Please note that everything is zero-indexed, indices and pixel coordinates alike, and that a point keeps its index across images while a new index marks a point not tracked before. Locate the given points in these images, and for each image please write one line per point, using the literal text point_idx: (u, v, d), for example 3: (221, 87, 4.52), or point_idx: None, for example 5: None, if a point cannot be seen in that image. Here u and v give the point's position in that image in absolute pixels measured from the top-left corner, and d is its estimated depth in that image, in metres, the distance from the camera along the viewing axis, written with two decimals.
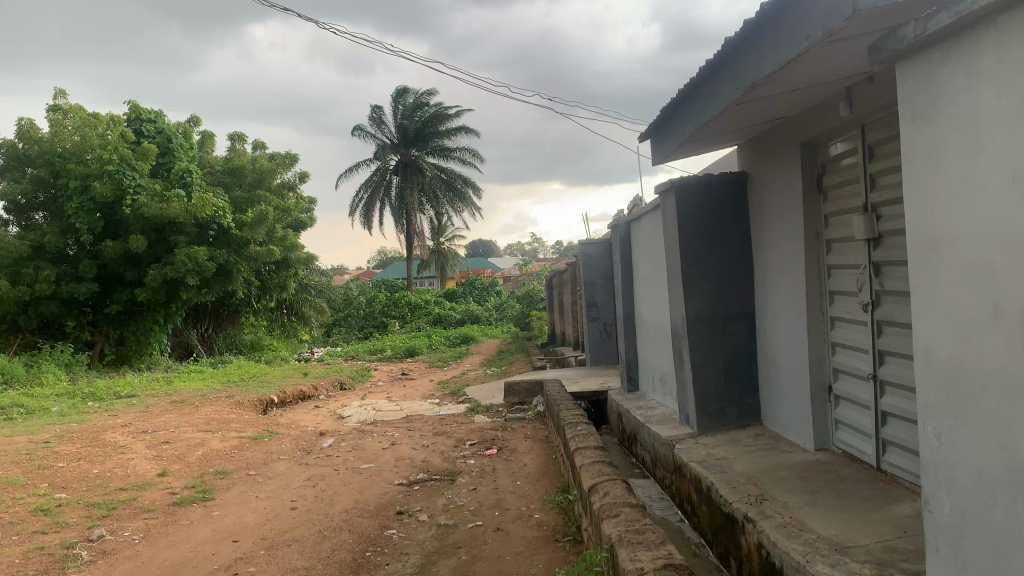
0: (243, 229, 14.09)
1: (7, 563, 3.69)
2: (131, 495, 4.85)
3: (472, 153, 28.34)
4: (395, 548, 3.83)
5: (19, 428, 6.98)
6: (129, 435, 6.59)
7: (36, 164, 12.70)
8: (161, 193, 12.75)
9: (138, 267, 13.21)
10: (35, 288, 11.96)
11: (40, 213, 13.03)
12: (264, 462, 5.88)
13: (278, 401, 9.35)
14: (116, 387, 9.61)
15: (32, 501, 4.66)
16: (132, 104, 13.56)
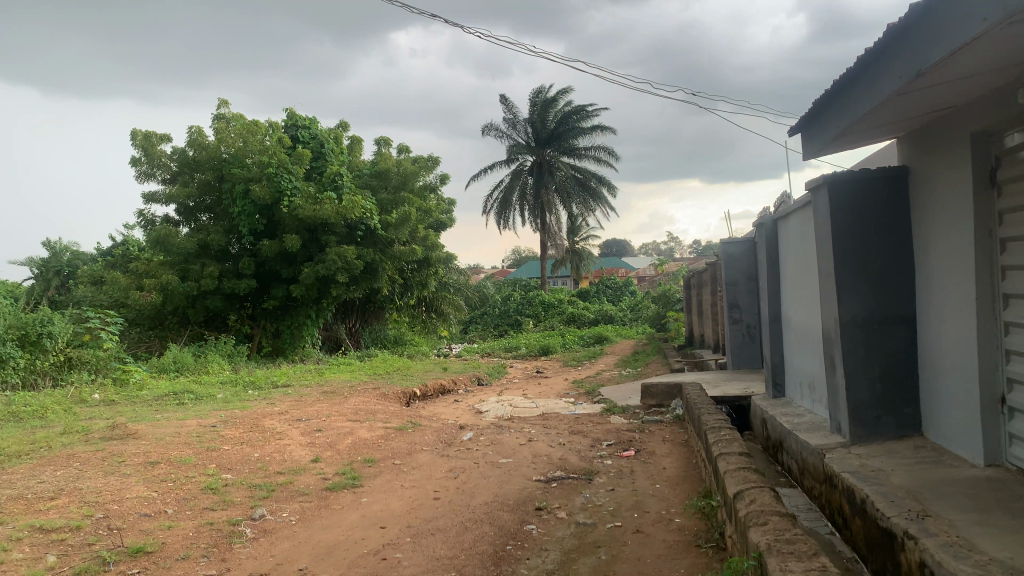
0: (389, 229, 14.61)
1: (183, 536, 4.04)
2: (289, 479, 5.17)
3: (607, 151, 28.14)
4: (535, 543, 3.87)
5: (190, 411, 7.61)
6: (285, 422, 7.03)
7: (204, 169, 13.83)
8: (314, 195, 13.38)
9: (292, 265, 14.03)
10: (201, 283, 13.01)
11: (206, 214, 14.24)
12: (408, 452, 6.11)
13: (420, 394, 9.70)
14: (274, 377, 10.29)
15: (203, 479, 5.07)
16: (289, 112, 14.53)
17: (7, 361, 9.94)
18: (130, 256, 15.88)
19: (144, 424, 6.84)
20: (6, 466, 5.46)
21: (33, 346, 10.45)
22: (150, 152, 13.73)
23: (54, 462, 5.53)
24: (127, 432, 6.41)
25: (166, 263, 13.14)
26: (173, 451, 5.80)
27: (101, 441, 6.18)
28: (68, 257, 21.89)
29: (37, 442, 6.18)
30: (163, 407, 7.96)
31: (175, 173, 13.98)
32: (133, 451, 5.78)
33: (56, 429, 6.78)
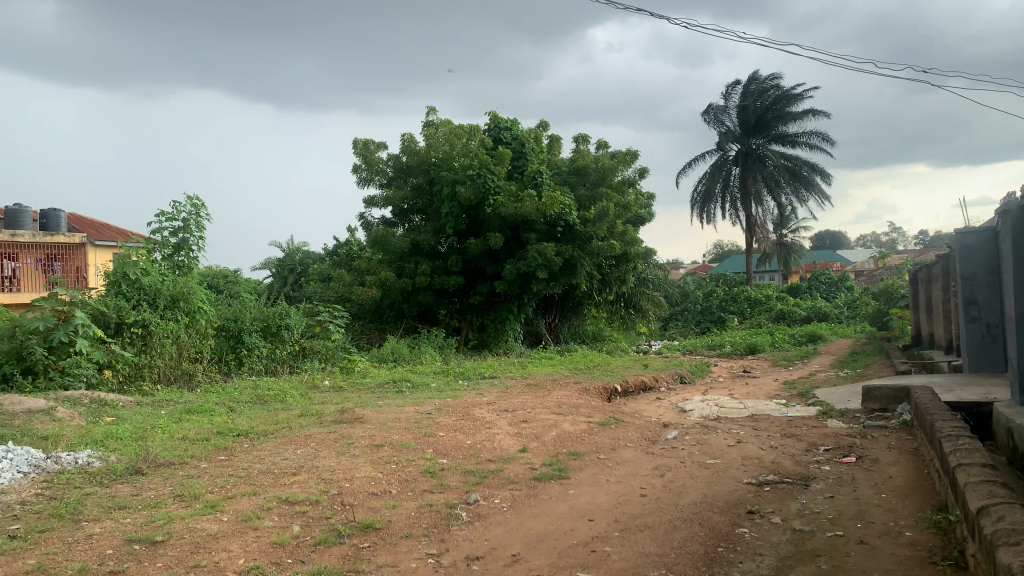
0: (587, 225, 14.59)
1: (406, 515, 4.33)
2: (499, 467, 5.39)
3: (821, 136, 26.47)
4: (748, 547, 3.75)
5: (408, 399, 8.16)
6: (493, 412, 7.32)
7: (415, 173, 14.85)
8: (516, 193, 13.65)
9: (496, 262, 14.50)
10: (415, 280, 13.93)
11: (418, 215, 15.23)
12: (613, 448, 6.13)
13: (622, 390, 9.70)
14: (481, 368, 10.76)
15: (421, 463, 5.41)
16: (493, 115, 15.14)
17: (253, 350, 11.20)
18: (352, 255, 17.28)
19: (368, 409, 7.42)
20: (256, 443, 6.16)
21: (273, 336, 11.70)
22: (368, 159, 15.02)
23: (295, 441, 6.15)
24: (353, 416, 6.99)
25: (384, 261, 14.26)
26: (394, 435, 6.24)
27: (332, 424, 6.78)
28: (300, 257, 24.20)
29: (279, 422, 6.92)
30: (383, 394, 8.59)
31: (390, 178, 15.14)
32: (361, 433, 6.30)
33: (295, 411, 7.55)
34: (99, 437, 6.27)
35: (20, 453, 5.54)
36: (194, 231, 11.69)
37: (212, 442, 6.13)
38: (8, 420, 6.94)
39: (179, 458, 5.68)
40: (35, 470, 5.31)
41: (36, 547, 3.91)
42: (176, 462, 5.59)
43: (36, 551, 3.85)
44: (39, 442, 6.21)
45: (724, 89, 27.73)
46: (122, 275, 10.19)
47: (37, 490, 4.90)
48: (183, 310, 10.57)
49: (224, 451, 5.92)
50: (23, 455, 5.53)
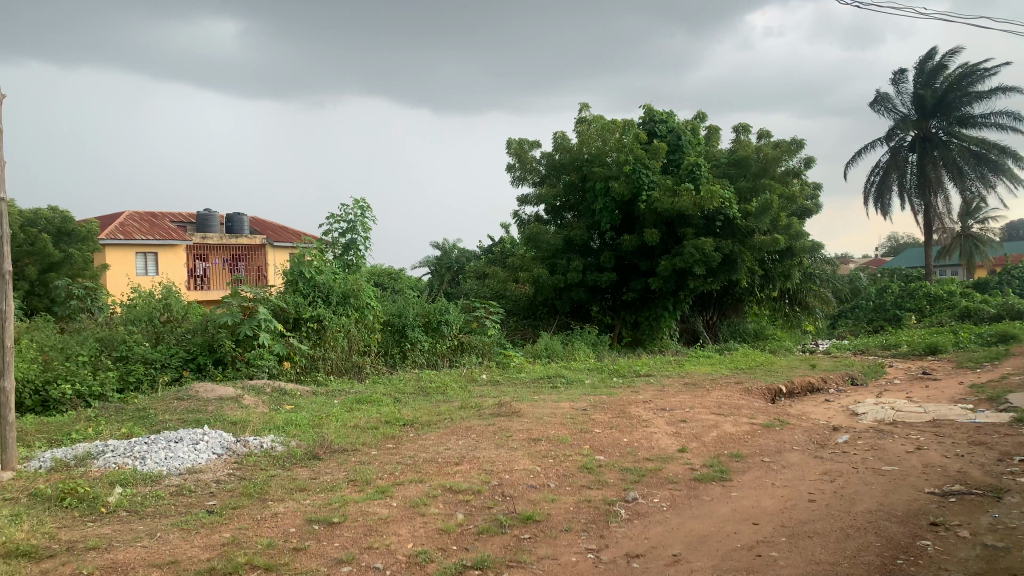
0: (748, 219, 13.99)
1: (566, 509, 4.37)
2: (658, 466, 5.32)
3: (1014, 116, 24.04)
4: (931, 561, 3.49)
5: (565, 394, 8.25)
6: (651, 410, 7.23)
7: (568, 170, 14.99)
8: (673, 187, 13.36)
9: (651, 258, 14.29)
10: (567, 277, 14.07)
11: (571, 212, 15.36)
12: (778, 451, 5.89)
13: (787, 391, 9.29)
14: (637, 366, 10.68)
15: (578, 458, 5.45)
16: (647, 108, 14.96)
17: (415, 344, 11.71)
18: (506, 252, 17.67)
19: (525, 404, 7.56)
20: (420, 432, 6.44)
21: (434, 331, 12.19)
22: (522, 158, 15.44)
23: (457, 432, 6.38)
24: (512, 410, 7.13)
25: (537, 258, 14.53)
26: (551, 430, 6.31)
27: (491, 417, 6.96)
28: (456, 255, 25.00)
29: (442, 413, 7.19)
30: (540, 390, 8.70)
31: (544, 175, 15.45)
32: (519, 427, 6.43)
33: (456, 404, 7.82)
34: (281, 424, 6.78)
35: (215, 436, 6.11)
36: (361, 231, 12.38)
37: (380, 431, 6.46)
38: (203, 406, 7.66)
39: (352, 445, 6.04)
40: (227, 451, 5.84)
41: (230, 522, 4.29)
42: (349, 448, 5.95)
43: (230, 526, 4.23)
44: (229, 426, 6.82)
45: (894, 75, 25.84)
46: (298, 274, 11.03)
47: (230, 470, 5.39)
48: (353, 306, 11.25)
49: (392, 440, 6.24)
50: (217, 437, 6.09)
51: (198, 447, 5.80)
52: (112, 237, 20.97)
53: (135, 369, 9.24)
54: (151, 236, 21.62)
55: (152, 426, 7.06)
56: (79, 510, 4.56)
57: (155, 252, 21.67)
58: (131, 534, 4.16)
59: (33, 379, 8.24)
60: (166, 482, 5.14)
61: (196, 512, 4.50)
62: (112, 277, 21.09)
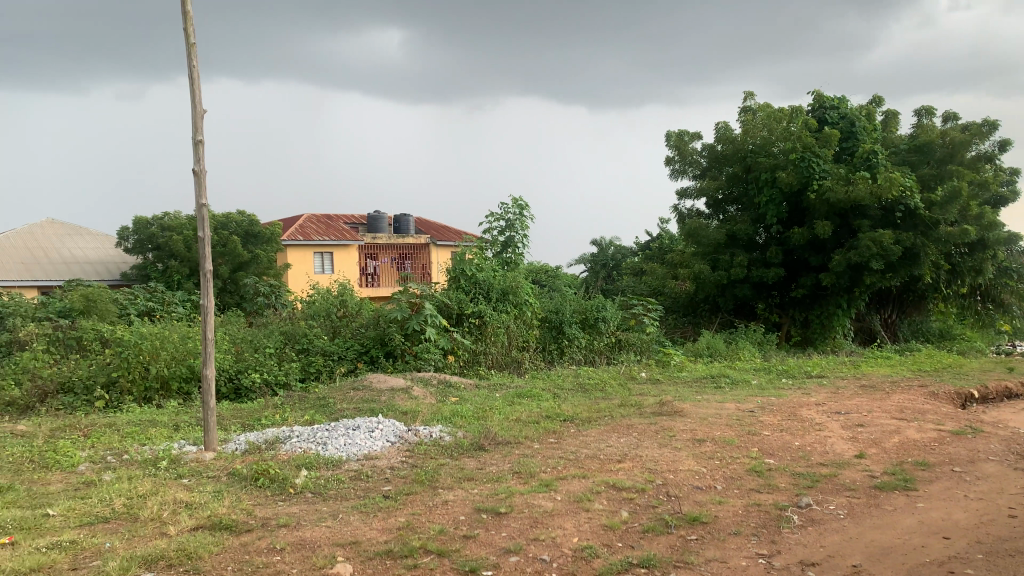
0: (933, 209, 12.93)
1: (734, 512, 4.26)
2: (833, 472, 5.05)
3: None
4: None
5: (730, 395, 8.01)
6: (824, 413, 6.88)
7: (731, 162, 14.54)
8: (847, 176, 12.61)
9: (822, 252, 13.54)
10: (731, 272, 13.67)
11: (734, 205, 14.89)
12: (971, 460, 5.42)
13: (979, 397, 8.52)
14: (806, 366, 10.18)
15: (746, 461, 5.27)
16: (817, 94, 14.23)
17: (573, 341, 11.78)
18: (666, 248, 17.40)
19: (687, 403, 7.40)
20: (582, 428, 6.48)
21: (591, 328, 12.20)
22: (682, 152, 15.18)
23: (619, 429, 6.36)
24: (674, 410, 7.01)
25: (698, 254, 14.24)
26: (717, 431, 6.16)
27: (653, 415, 6.88)
28: (613, 251, 24.86)
29: (603, 410, 7.20)
30: (702, 390, 8.49)
31: (704, 168, 15.11)
32: (682, 426, 6.32)
33: (616, 401, 7.80)
34: (448, 415, 7.05)
35: (388, 425, 6.45)
36: (520, 229, 12.61)
37: (542, 426, 6.56)
38: (376, 396, 8.11)
39: (516, 437, 6.17)
40: (400, 440, 6.14)
41: (404, 507, 4.52)
42: (513, 441, 6.09)
43: (404, 511, 4.45)
44: (400, 416, 7.16)
45: None
46: (460, 272, 11.40)
47: (403, 458, 5.67)
48: (513, 302, 11.50)
49: (554, 434, 6.32)
50: (391, 426, 6.43)
51: (374, 435, 6.15)
52: (292, 238, 22.59)
53: (315, 360, 9.90)
54: (326, 236, 23.12)
55: (331, 413, 7.55)
56: (270, 489, 4.97)
57: (330, 252, 23.16)
58: (317, 514, 4.48)
59: (227, 368, 9.05)
60: (345, 467, 5.48)
61: (373, 496, 4.77)
62: (293, 275, 22.74)
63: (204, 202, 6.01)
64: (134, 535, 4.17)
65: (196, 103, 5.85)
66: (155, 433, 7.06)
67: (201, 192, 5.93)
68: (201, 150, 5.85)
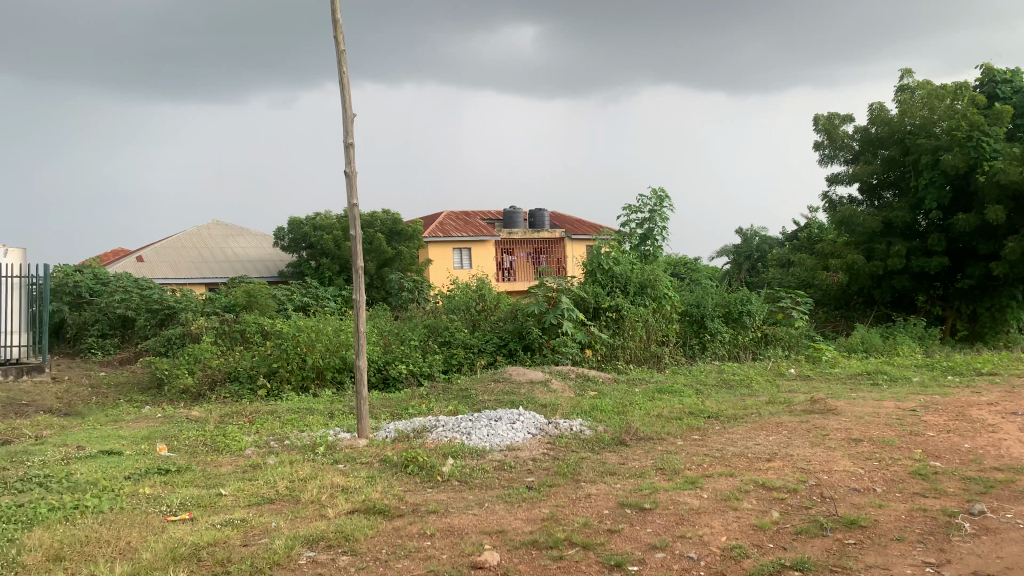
0: None
1: (896, 517, 4.01)
2: (1010, 477, 4.64)
3: None
4: None
5: (888, 393, 7.53)
6: (997, 414, 6.33)
7: (888, 145, 13.67)
8: (1022, 155, 11.50)
9: (993, 240, 12.39)
10: (888, 262, 12.88)
11: (890, 191, 13.98)
12: None
13: None
14: (975, 363, 9.41)
15: (909, 463, 4.94)
16: (986, 68, 13.16)
17: (716, 336, 11.43)
18: (814, 238, 16.63)
19: (841, 401, 7.03)
20: (728, 425, 6.30)
21: (736, 322, 11.81)
22: (832, 135, 14.46)
23: (767, 427, 6.13)
24: (826, 407, 6.68)
25: (851, 243, 13.53)
26: (876, 431, 5.81)
27: (804, 413, 6.58)
28: (757, 242, 23.98)
29: (749, 407, 6.96)
30: (857, 387, 8.04)
31: (856, 152, 14.32)
32: (836, 425, 6.01)
33: (763, 397, 7.52)
34: (588, 408, 7.05)
35: (530, 417, 6.53)
36: (658, 221, 12.42)
37: (685, 422, 6.43)
38: (517, 388, 8.23)
39: (658, 433, 6.09)
40: (541, 432, 6.21)
41: (548, 499, 4.56)
42: (655, 436, 6.01)
43: (549, 502, 4.50)
44: (541, 409, 7.24)
45: None
46: (597, 265, 11.50)
47: (545, 450, 5.72)
48: (652, 296, 11.34)
49: (697, 431, 6.18)
50: (532, 419, 6.50)
51: (515, 427, 6.24)
52: (433, 235, 23.29)
53: (457, 353, 10.17)
54: (465, 232, 23.68)
55: (474, 405, 7.74)
56: (419, 476, 5.16)
57: (468, 247, 23.71)
58: (463, 502, 4.61)
59: (376, 359, 9.47)
60: (489, 457, 5.60)
61: (517, 486, 4.85)
62: (434, 270, 23.41)
63: (354, 202, 6.31)
64: (296, 515, 4.45)
65: (346, 107, 6.14)
66: (312, 420, 7.49)
67: (352, 193, 6.23)
68: (351, 152, 6.14)
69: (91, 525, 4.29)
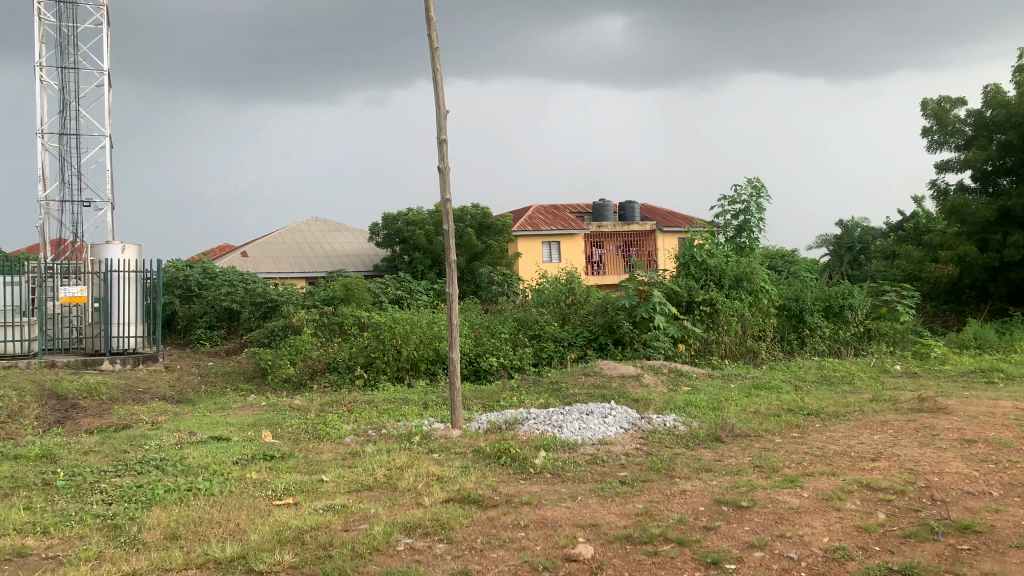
0: None
1: (1015, 522, 3.78)
2: None
3: None
4: None
5: (1004, 391, 7.11)
6: None
7: (1005, 128, 12.86)
8: None
9: None
10: (1004, 254, 12.17)
11: (1006, 178, 13.16)
12: None
13: None
14: None
15: None
16: None
17: (815, 330, 11.08)
18: (921, 228, 15.87)
19: (953, 400, 6.68)
20: (829, 423, 6.09)
21: (837, 317, 11.41)
22: (942, 120, 13.72)
23: (871, 426, 5.89)
24: (936, 406, 6.37)
25: (962, 234, 12.84)
26: (992, 432, 5.49)
27: (911, 412, 6.29)
28: (859, 232, 23.03)
29: (851, 405, 6.71)
30: (968, 385, 7.62)
31: (969, 137, 13.56)
32: (948, 425, 5.72)
33: (866, 395, 7.23)
34: (682, 404, 6.95)
35: (622, 412, 6.49)
36: (754, 212, 12.10)
37: (783, 419, 6.25)
38: (608, 382, 8.20)
39: (756, 430, 5.94)
40: (634, 427, 6.16)
41: (642, 494, 4.53)
42: (752, 434, 5.87)
43: (642, 497, 4.46)
44: (633, 404, 7.18)
45: None
46: (689, 258, 11.27)
47: (638, 445, 5.68)
48: (747, 289, 11.08)
49: (797, 429, 6.00)
50: (624, 413, 6.46)
51: (607, 421, 6.22)
52: (523, 228, 23.41)
53: (546, 346, 10.20)
54: (554, 226, 23.70)
55: (564, 398, 7.76)
56: (512, 468, 5.21)
57: (558, 241, 23.71)
58: (556, 494, 4.63)
59: (467, 351, 9.59)
60: (581, 450, 5.60)
61: (610, 481, 4.83)
62: (524, 264, 23.53)
63: (447, 197, 6.41)
64: (394, 502, 4.57)
65: (440, 104, 6.24)
66: (407, 410, 7.68)
67: (445, 188, 6.34)
68: (445, 149, 6.24)
69: (204, 506, 4.54)
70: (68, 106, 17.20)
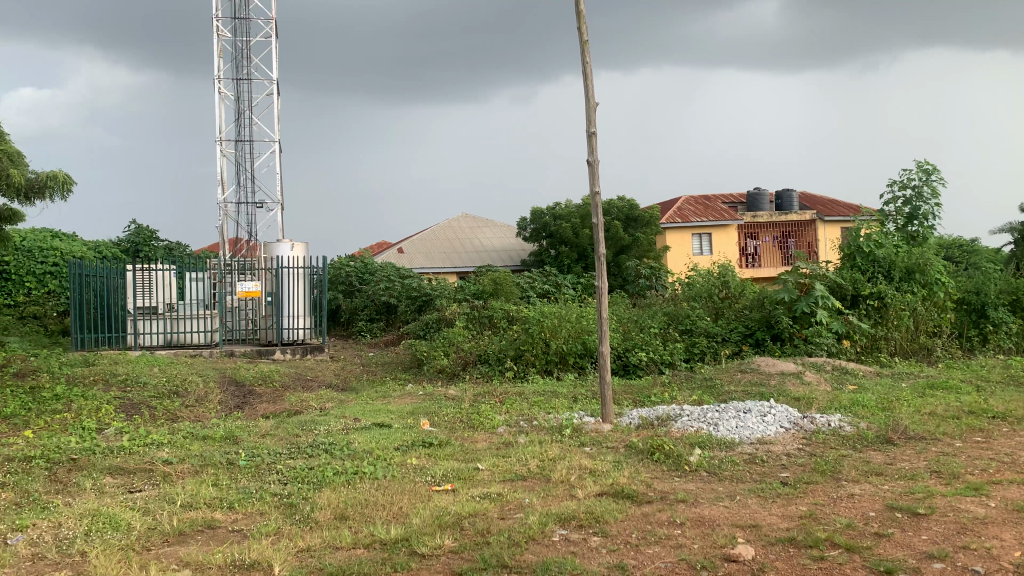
0: None
1: None
2: None
3: None
4: None
5: None
6: None
7: None
8: None
9: None
10: None
11: None
12: None
13: None
14: None
15: None
16: None
17: (1000, 326, 10.29)
18: None
19: None
20: (1018, 428, 5.57)
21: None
22: None
23: None
24: None
25: None
26: None
27: None
28: None
29: None
30: None
31: None
32: None
33: None
34: (847, 403, 6.59)
35: (781, 410, 6.24)
36: (928, 199, 11.23)
37: (964, 422, 5.78)
38: (766, 379, 7.91)
39: (931, 433, 5.54)
40: (795, 427, 5.90)
41: (805, 496, 4.34)
42: (927, 436, 5.47)
43: (806, 499, 4.28)
44: (793, 402, 6.89)
45: None
46: (855, 248, 10.56)
47: (800, 445, 5.44)
48: (920, 282, 10.32)
49: (980, 433, 5.53)
50: (784, 412, 6.20)
51: (766, 420, 6.00)
52: (672, 221, 22.94)
53: (699, 341, 9.94)
54: (705, 217, 23.07)
55: (718, 395, 7.55)
56: (667, 465, 5.14)
57: (709, 233, 23.07)
58: (713, 493, 4.52)
59: (616, 346, 9.51)
60: (739, 449, 5.44)
61: (771, 481, 4.65)
62: (673, 257, 23.08)
63: (596, 190, 6.40)
64: (548, 493, 4.63)
65: (589, 97, 6.24)
66: (556, 403, 7.76)
67: (594, 182, 6.33)
68: (594, 142, 6.24)
69: (369, 489, 4.80)
70: (243, 115, 18.62)
